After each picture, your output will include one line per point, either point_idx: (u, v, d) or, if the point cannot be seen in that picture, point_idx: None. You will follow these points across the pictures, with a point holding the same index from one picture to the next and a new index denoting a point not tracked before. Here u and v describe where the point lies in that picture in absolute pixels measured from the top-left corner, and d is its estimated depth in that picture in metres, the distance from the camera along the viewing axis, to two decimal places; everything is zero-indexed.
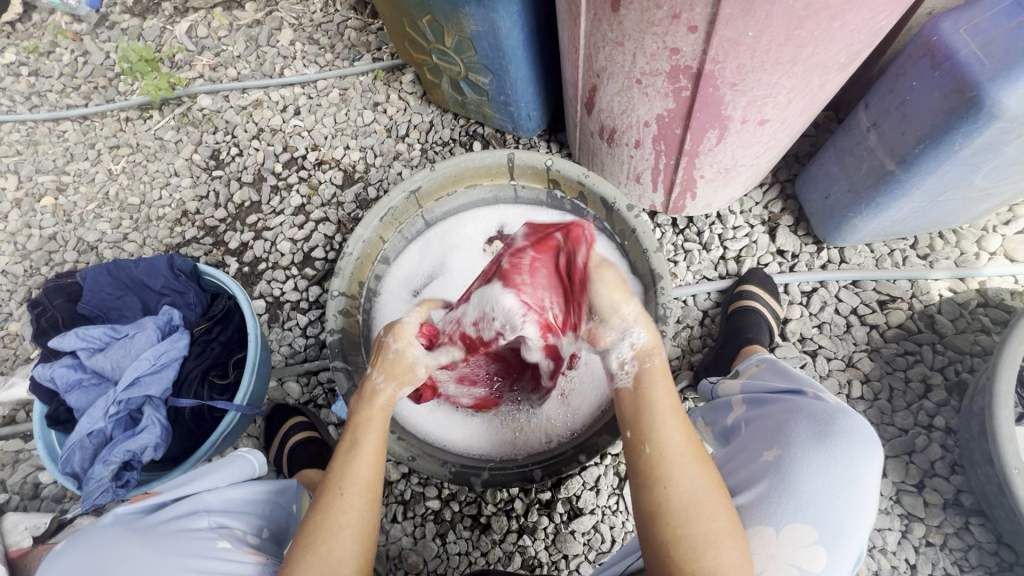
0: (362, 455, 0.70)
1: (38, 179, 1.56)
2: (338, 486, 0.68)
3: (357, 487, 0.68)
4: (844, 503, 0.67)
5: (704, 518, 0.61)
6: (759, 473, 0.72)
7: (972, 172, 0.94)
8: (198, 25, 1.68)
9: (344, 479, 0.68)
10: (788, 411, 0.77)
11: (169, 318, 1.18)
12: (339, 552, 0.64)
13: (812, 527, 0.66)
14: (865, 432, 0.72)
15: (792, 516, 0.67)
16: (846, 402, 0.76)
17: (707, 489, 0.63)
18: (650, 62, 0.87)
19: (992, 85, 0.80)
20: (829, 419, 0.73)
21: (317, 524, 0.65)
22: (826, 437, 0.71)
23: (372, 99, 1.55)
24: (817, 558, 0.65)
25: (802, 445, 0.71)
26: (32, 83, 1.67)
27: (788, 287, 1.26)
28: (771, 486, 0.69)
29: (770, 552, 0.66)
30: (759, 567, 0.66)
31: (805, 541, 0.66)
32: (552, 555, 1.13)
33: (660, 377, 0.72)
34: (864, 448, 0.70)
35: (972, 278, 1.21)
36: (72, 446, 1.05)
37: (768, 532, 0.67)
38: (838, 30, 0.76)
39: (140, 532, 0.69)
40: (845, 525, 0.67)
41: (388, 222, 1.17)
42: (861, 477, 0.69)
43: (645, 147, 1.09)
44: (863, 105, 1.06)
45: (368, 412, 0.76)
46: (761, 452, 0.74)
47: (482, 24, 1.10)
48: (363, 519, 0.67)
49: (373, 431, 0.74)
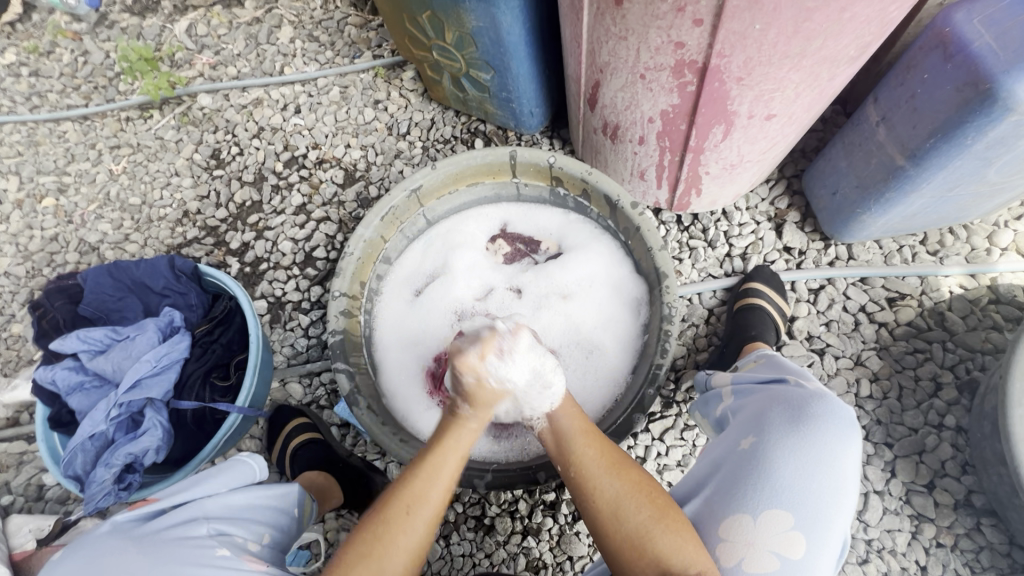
0: (439, 480, 0.73)
1: (39, 179, 1.55)
2: (406, 505, 0.70)
3: (425, 512, 0.70)
4: (820, 488, 0.66)
5: (629, 514, 0.68)
6: (736, 460, 0.71)
7: (984, 166, 0.92)
8: (198, 23, 1.67)
9: (413, 502, 0.70)
10: (768, 399, 0.76)
11: (170, 319, 1.18)
12: (387, 572, 0.66)
13: (789, 512, 0.65)
14: (840, 416, 0.71)
15: (768, 501, 0.66)
16: (825, 388, 0.75)
17: (628, 490, 0.71)
18: (654, 57, 0.85)
19: (1007, 77, 0.78)
20: (805, 403, 0.72)
21: (380, 538, 0.67)
22: (800, 421, 0.70)
23: (373, 97, 1.53)
24: (796, 544, 0.64)
25: (777, 430, 0.70)
26: (32, 84, 1.66)
27: (795, 284, 1.24)
28: (746, 473, 0.69)
29: (749, 539, 0.65)
30: (738, 556, 0.65)
31: (784, 527, 0.65)
32: (557, 556, 1.12)
33: (565, 407, 0.84)
34: (839, 432, 0.69)
35: (984, 274, 1.19)
36: (73, 449, 1.04)
37: (745, 520, 0.66)
38: (848, 22, 0.74)
39: (138, 541, 0.68)
40: (822, 510, 0.65)
41: (389, 222, 1.15)
42: (836, 460, 0.68)
43: (648, 143, 1.08)
44: (872, 99, 1.04)
45: (453, 447, 0.77)
46: (738, 440, 0.74)
47: (483, 19, 1.08)
48: (418, 543, 0.69)
49: (450, 467, 0.75)
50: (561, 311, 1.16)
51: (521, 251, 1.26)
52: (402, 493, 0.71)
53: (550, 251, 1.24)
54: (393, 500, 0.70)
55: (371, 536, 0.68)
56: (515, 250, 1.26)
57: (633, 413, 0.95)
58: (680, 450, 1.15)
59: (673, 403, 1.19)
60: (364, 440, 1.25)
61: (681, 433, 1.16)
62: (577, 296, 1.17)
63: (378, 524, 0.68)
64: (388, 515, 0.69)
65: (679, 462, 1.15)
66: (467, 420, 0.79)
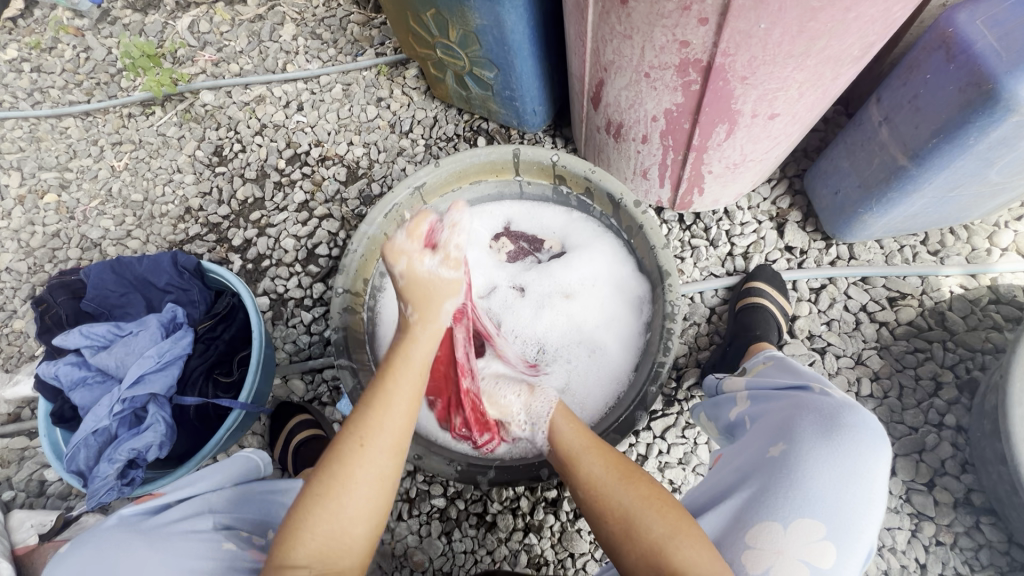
0: (393, 411, 0.71)
1: (41, 175, 1.55)
2: (360, 438, 0.69)
3: (382, 441, 0.69)
4: (851, 499, 0.67)
5: (643, 530, 0.68)
6: (766, 468, 0.71)
7: (985, 166, 0.93)
8: (200, 20, 1.67)
9: (369, 433, 0.69)
10: (794, 407, 0.77)
11: (173, 315, 1.18)
12: (348, 512, 0.66)
13: (821, 521, 0.66)
14: (871, 428, 0.72)
15: (800, 510, 0.66)
16: (853, 399, 0.75)
17: (639, 503, 0.71)
18: (659, 55, 0.85)
19: (1009, 78, 0.79)
20: (837, 413, 0.73)
21: (331, 475, 0.67)
22: (832, 432, 0.71)
23: (375, 95, 1.54)
24: (826, 553, 0.65)
25: (810, 439, 0.70)
26: (34, 79, 1.66)
27: (796, 284, 1.25)
28: (777, 481, 0.69)
29: (778, 547, 0.65)
30: (767, 562, 0.65)
31: (814, 536, 0.65)
32: (558, 553, 1.12)
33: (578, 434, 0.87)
34: (871, 444, 0.70)
35: (984, 274, 1.19)
36: (76, 444, 1.04)
37: (775, 527, 0.66)
38: (853, 22, 0.74)
39: (143, 534, 0.68)
40: (852, 520, 0.66)
41: (392, 219, 1.16)
42: (867, 472, 0.68)
43: (652, 142, 1.08)
44: (875, 99, 1.04)
45: (406, 365, 0.76)
46: (767, 446, 0.74)
47: (487, 18, 1.08)
48: (379, 478, 0.68)
49: (406, 388, 0.74)
50: (563, 310, 1.17)
51: (524, 249, 1.25)
52: (354, 425, 0.70)
53: (553, 250, 1.24)
54: (345, 435, 0.69)
55: (327, 476, 0.67)
56: (518, 249, 1.25)
57: (635, 410, 0.96)
58: (681, 448, 1.15)
59: (675, 401, 1.19)
60: None
61: (682, 431, 1.17)
62: (579, 295, 1.18)
63: (334, 462, 0.68)
64: (343, 449, 0.69)
65: (681, 460, 1.15)
66: (416, 328, 0.80)
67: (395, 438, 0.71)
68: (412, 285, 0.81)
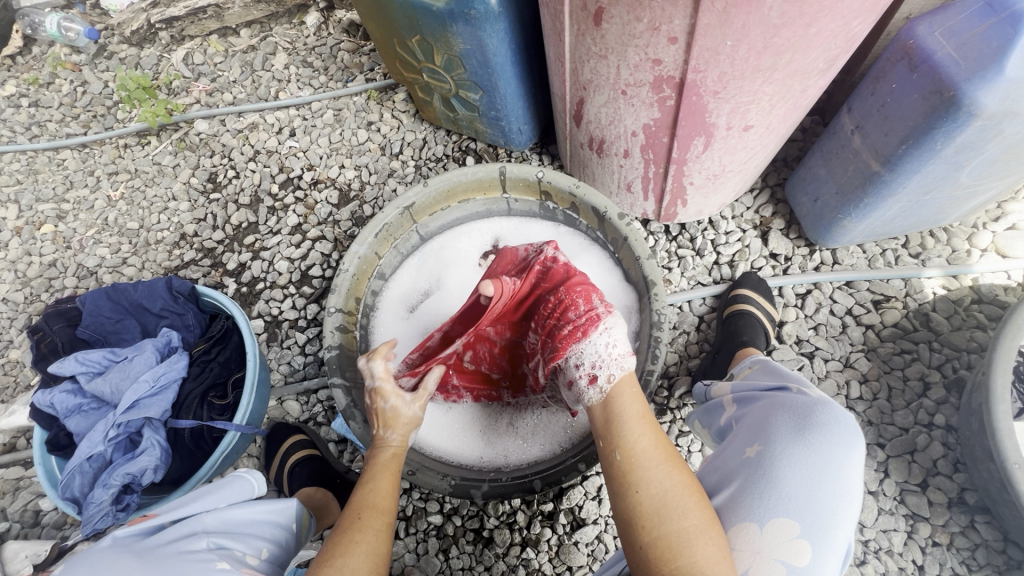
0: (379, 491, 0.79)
1: (38, 207, 1.58)
2: (361, 515, 0.75)
3: (376, 515, 0.75)
4: (825, 495, 0.68)
5: (676, 515, 0.66)
6: (742, 469, 0.73)
7: (956, 171, 0.96)
8: (195, 52, 1.73)
9: (364, 510, 0.75)
10: (770, 408, 0.78)
11: (168, 339, 1.20)
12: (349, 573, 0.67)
13: (795, 521, 0.66)
14: (844, 425, 0.72)
15: (775, 508, 0.68)
16: (828, 397, 0.77)
17: (679, 487, 0.68)
18: (633, 73, 0.89)
19: (968, 86, 0.81)
20: (810, 412, 0.74)
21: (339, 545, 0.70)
22: (806, 431, 0.72)
23: (366, 119, 1.57)
24: (802, 551, 0.65)
25: (782, 439, 0.72)
26: (32, 114, 1.70)
27: (782, 290, 1.27)
28: (753, 481, 0.71)
29: (756, 548, 0.66)
30: (746, 564, 0.66)
31: (788, 536, 0.66)
32: (556, 567, 1.12)
33: (640, 414, 0.76)
34: (843, 441, 0.71)
35: (965, 275, 1.22)
36: (71, 471, 1.04)
37: (752, 527, 0.67)
38: (814, 37, 0.77)
39: (141, 553, 0.69)
40: (826, 517, 0.67)
41: (383, 239, 1.18)
42: (838, 469, 0.69)
43: (634, 156, 1.11)
44: (846, 109, 1.08)
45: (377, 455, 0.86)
46: (744, 448, 0.76)
47: (470, 42, 1.12)
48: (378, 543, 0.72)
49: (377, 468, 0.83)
50: None
51: None
52: (354, 506, 0.76)
53: None
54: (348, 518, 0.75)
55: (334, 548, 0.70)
56: None
57: None
58: None
59: (667, 409, 1.20)
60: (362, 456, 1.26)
61: (676, 440, 1.17)
62: None
63: (341, 535, 0.72)
64: (346, 528, 0.73)
65: None
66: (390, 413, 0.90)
67: (384, 510, 0.77)
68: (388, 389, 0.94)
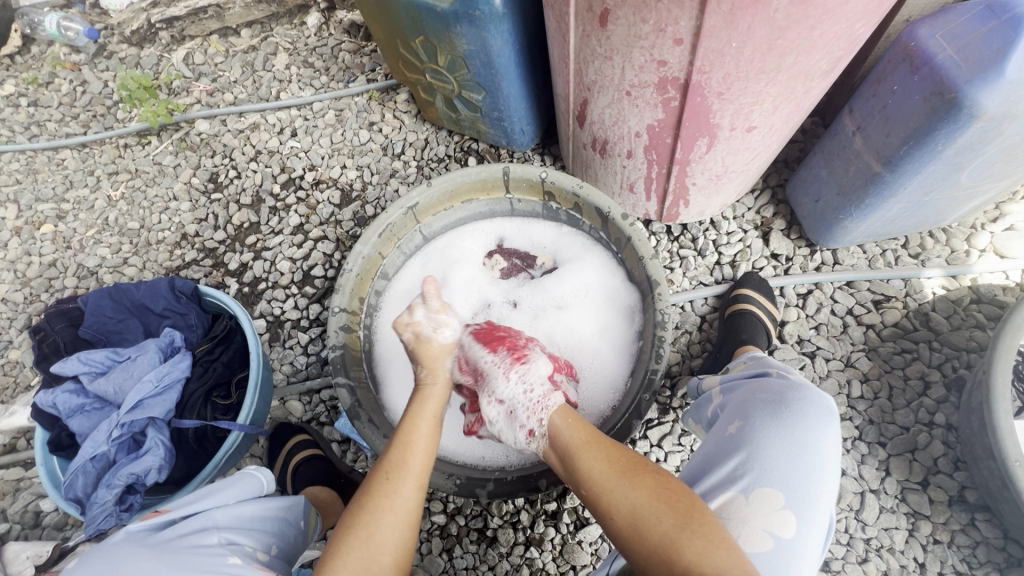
0: (414, 461, 0.81)
1: (38, 207, 1.57)
2: (386, 473, 0.79)
3: (407, 480, 0.78)
4: (805, 468, 0.69)
5: (649, 526, 0.67)
6: (724, 444, 0.74)
7: (955, 171, 0.97)
8: (195, 52, 1.73)
9: (391, 469, 0.79)
10: (751, 390, 0.80)
11: (171, 340, 1.19)
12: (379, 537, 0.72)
13: (779, 491, 0.68)
14: (822, 403, 0.74)
15: (758, 479, 0.69)
16: (807, 379, 0.79)
17: (645, 500, 0.69)
18: (638, 74, 0.89)
19: (969, 87, 0.82)
20: (786, 391, 0.76)
21: (366, 508, 0.74)
22: (783, 407, 0.74)
23: (367, 119, 1.58)
24: (787, 522, 0.66)
25: (762, 415, 0.74)
26: (31, 113, 1.69)
27: (784, 290, 1.28)
28: (735, 455, 0.72)
29: (743, 517, 0.67)
30: (734, 533, 0.66)
31: (774, 507, 0.67)
32: (560, 566, 1.12)
33: (583, 441, 0.80)
34: (820, 416, 0.73)
35: (964, 275, 1.23)
36: (74, 471, 1.04)
37: (739, 499, 0.68)
38: (819, 39, 0.78)
39: (152, 548, 0.69)
40: (807, 489, 0.68)
41: (387, 238, 1.18)
42: (817, 442, 0.71)
43: (637, 157, 1.12)
44: (847, 110, 1.08)
45: (415, 419, 0.87)
46: (726, 426, 0.77)
47: (474, 43, 1.12)
48: (406, 509, 0.76)
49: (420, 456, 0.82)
50: (558, 320, 1.20)
51: (517, 266, 1.29)
52: (382, 464, 0.80)
53: (546, 265, 1.27)
54: (374, 480, 0.78)
55: (359, 519, 0.74)
56: (511, 265, 1.29)
57: (631, 419, 0.97)
58: (678, 455, 1.16)
59: (670, 409, 1.20)
60: (365, 455, 1.26)
61: (678, 439, 1.18)
62: (571, 306, 1.21)
63: (364, 496, 0.76)
64: (369, 490, 0.77)
65: (678, 468, 1.16)
66: (427, 382, 0.94)
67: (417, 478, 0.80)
68: (421, 347, 0.98)
